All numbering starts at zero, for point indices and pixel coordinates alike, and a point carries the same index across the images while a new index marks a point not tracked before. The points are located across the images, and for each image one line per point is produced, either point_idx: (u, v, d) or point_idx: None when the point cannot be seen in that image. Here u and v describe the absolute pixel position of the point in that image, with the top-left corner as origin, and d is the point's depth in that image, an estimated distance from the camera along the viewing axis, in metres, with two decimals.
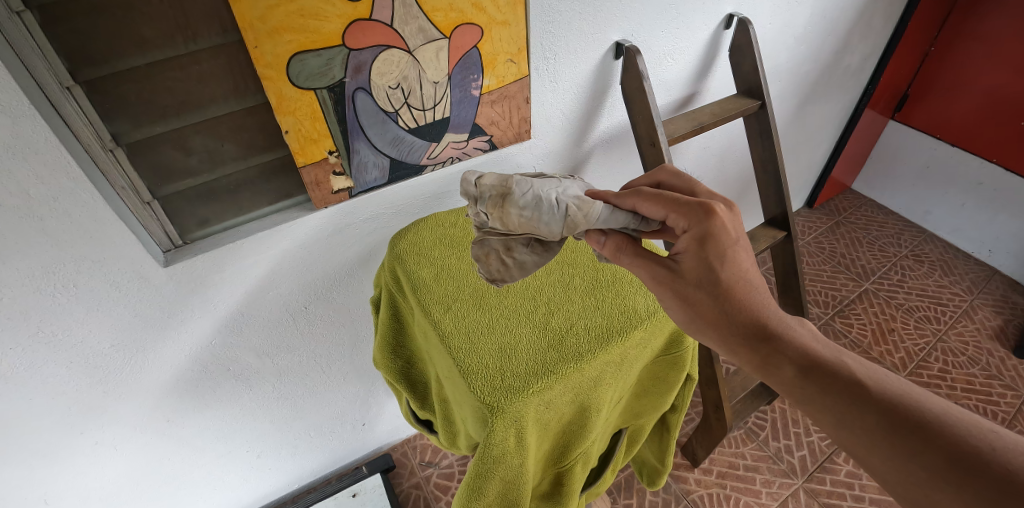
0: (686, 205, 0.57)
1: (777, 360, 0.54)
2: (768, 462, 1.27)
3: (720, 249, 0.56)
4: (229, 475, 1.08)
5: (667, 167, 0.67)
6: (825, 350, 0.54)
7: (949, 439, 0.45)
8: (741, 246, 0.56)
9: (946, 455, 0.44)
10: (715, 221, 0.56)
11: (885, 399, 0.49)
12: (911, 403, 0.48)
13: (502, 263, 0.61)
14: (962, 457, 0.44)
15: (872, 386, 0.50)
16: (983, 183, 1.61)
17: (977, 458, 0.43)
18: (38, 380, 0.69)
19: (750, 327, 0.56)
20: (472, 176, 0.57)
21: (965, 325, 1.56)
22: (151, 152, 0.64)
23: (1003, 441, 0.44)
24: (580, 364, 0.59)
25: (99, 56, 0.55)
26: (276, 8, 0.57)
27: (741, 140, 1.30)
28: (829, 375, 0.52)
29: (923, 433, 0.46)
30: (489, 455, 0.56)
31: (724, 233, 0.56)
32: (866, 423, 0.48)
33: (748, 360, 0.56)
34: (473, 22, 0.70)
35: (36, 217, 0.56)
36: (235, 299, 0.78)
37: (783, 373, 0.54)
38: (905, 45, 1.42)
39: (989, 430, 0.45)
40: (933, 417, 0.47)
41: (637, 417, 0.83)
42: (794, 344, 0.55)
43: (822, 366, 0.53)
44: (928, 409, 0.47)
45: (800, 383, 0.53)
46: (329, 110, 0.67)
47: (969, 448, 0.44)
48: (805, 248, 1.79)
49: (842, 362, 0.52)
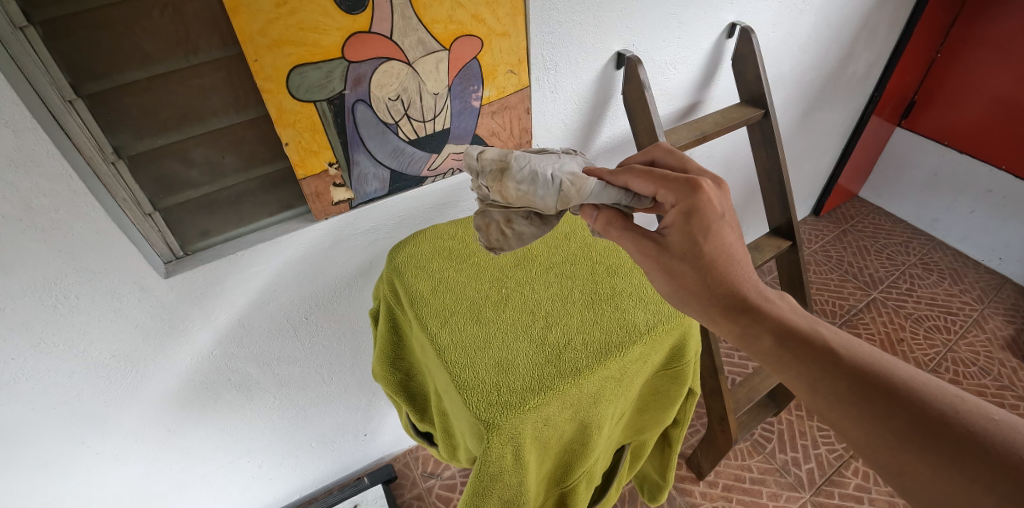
0: (675, 183, 0.57)
1: (756, 329, 0.54)
2: (775, 475, 1.24)
3: (706, 224, 0.55)
4: (232, 485, 1.07)
5: (663, 146, 0.65)
6: (802, 322, 0.53)
7: (916, 404, 0.44)
8: (728, 222, 0.56)
9: (911, 418, 0.44)
10: (702, 198, 0.55)
11: (855, 366, 0.48)
12: (880, 370, 0.47)
13: (502, 234, 0.62)
14: (926, 419, 0.43)
15: (844, 354, 0.49)
16: (993, 191, 1.59)
17: (941, 420, 0.43)
18: (38, 388, 0.69)
19: (736, 300, 0.55)
20: (474, 150, 0.58)
21: (975, 334, 1.54)
22: (153, 165, 0.65)
23: (967, 404, 0.43)
24: (578, 379, 0.58)
25: (101, 71, 0.56)
26: (276, 21, 0.57)
27: (745, 149, 1.29)
28: (805, 345, 0.51)
29: (891, 397, 0.45)
30: (486, 472, 0.56)
31: (710, 208, 0.55)
32: (837, 389, 0.47)
33: (728, 334, 0.55)
34: (473, 34, 0.70)
35: (38, 229, 0.56)
36: (235, 312, 0.78)
37: (762, 344, 0.53)
38: (912, 51, 1.41)
39: (955, 395, 0.44)
40: (900, 383, 0.46)
41: (640, 432, 0.82)
42: (774, 317, 0.54)
43: (798, 336, 0.52)
44: (897, 375, 0.46)
45: (777, 353, 0.52)
46: (329, 122, 0.67)
47: (935, 411, 0.43)
48: (811, 257, 1.78)
49: (817, 331, 0.52)
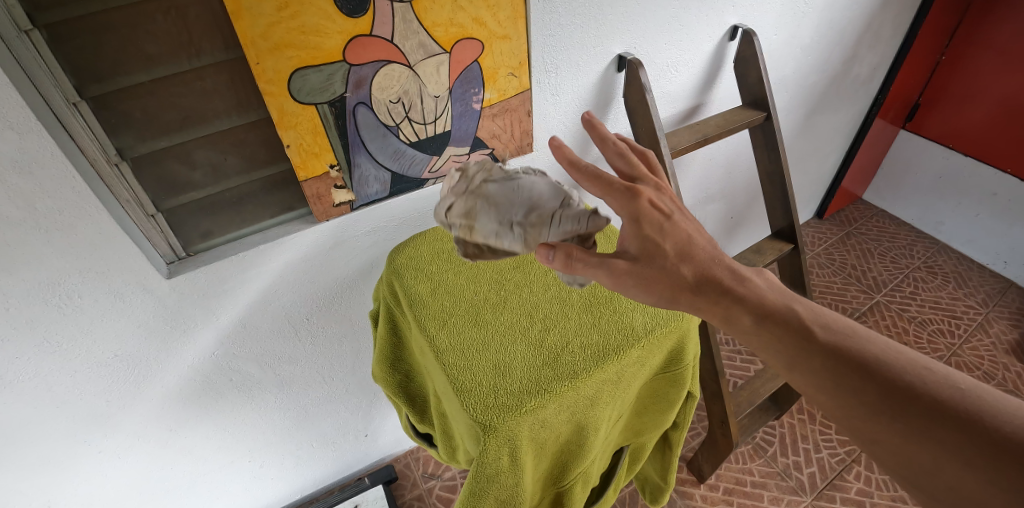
0: (617, 188, 0.55)
1: (737, 312, 0.54)
2: (776, 479, 1.24)
3: (655, 226, 0.55)
4: (234, 485, 1.08)
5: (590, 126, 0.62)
6: (780, 300, 0.54)
7: (887, 377, 0.48)
8: (680, 220, 0.57)
9: (883, 391, 0.47)
10: (644, 203, 0.55)
11: (831, 343, 0.51)
12: (854, 345, 0.50)
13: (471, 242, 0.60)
14: (897, 392, 0.47)
15: (820, 332, 0.52)
16: (998, 194, 1.58)
17: (910, 391, 0.47)
18: (43, 387, 0.70)
19: (712, 286, 0.55)
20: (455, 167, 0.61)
21: (980, 338, 1.52)
22: (156, 167, 0.65)
23: (933, 376, 0.47)
24: (575, 383, 0.58)
25: (105, 74, 0.56)
26: (278, 25, 0.57)
27: (747, 152, 1.29)
28: (784, 324, 0.53)
29: (864, 372, 0.49)
30: (482, 474, 0.56)
31: (653, 212, 0.55)
32: (814, 367, 0.50)
33: (710, 316, 0.55)
34: (473, 37, 0.71)
35: (43, 230, 0.57)
36: (236, 312, 0.79)
37: (744, 323, 0.54)
38: (917, 53, 1.40)
39: (922, 367, 0.48)
40: (872, 358, 0.49)
41: (638, 435, 0.82)
42: (753, 298, 0.54)
43: (776, 315, 0.53)
44: (870, 350, 0.50)
45: (757, 332, 0.54)
46: (329, 124, 0.67)
47: (906, 384, 0.47)
48: (814, 259, 1.77)
49: (794, 309, 0.53)
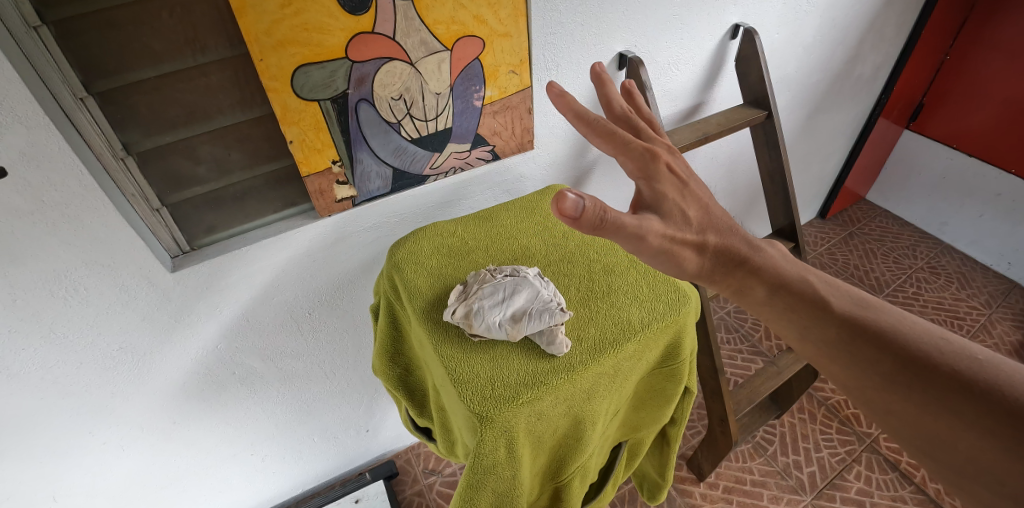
0: (635, 150, 0.54)
1: (750, 283, 0.55)
2: (776, 478, 1.24)
3: (674, 189, 0.55)
4: (235, 478, 1.09)
5: (605, 102, 0.63)
6: (793, 271, 0.55)
7: (903, 346, 0.47)
8: (695, 187, 0.57)
9: (897, 361, 0.47)
10: (662, 165, 0.55)
11: (844, 313, 0.51)
12: (869, 315, 0.50)
13: (472, 306, 0.62)
14: (913, 362, 0.46)
15: (833, 302, 0.52)
16: (1002, 195, 1.57)
17: (927, 361, 0.46)
18: (49, 378, 0.71)
19: (730, 255, 0.56)
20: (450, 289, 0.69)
21: (983, 340, 1.52)
22: (160, 161, 0.66)
23: (951, 346, 0.46)
24: (571, 375, 0.59)
25: (112, 70, 0.57)
26: (281, 21, 0.58)
27: (750, 150, 1.29)
28: (796, 295, 0.53)
29: (878, 340, 0.49)
30: (479, 465, 0.57)
31: (670, 176, 0.55)
32: (826, 336, 0.51)
33: (723, 288, 0.56)
34: (474, 35, 0.71)
35: (50, 222, 0.58)
36: (239, 306, 0.79)
37: (756, 295, 0.55)
38: (921, 53, 1.40)
39: (940, 336, 0.47)
40: (887, 327, 0.49)
41: (637, 430, 0.83)
42: (769, 268, 0.55)
43: (790, 285, 0.54)
44: (885, 321, 0.50)
45: (768, 303, 0.55)
46: (332, 120, 0.68)
47: (921, 354, 0.46)
48: (816, 259, 1.76)
49: (807, 280, 0.54)
